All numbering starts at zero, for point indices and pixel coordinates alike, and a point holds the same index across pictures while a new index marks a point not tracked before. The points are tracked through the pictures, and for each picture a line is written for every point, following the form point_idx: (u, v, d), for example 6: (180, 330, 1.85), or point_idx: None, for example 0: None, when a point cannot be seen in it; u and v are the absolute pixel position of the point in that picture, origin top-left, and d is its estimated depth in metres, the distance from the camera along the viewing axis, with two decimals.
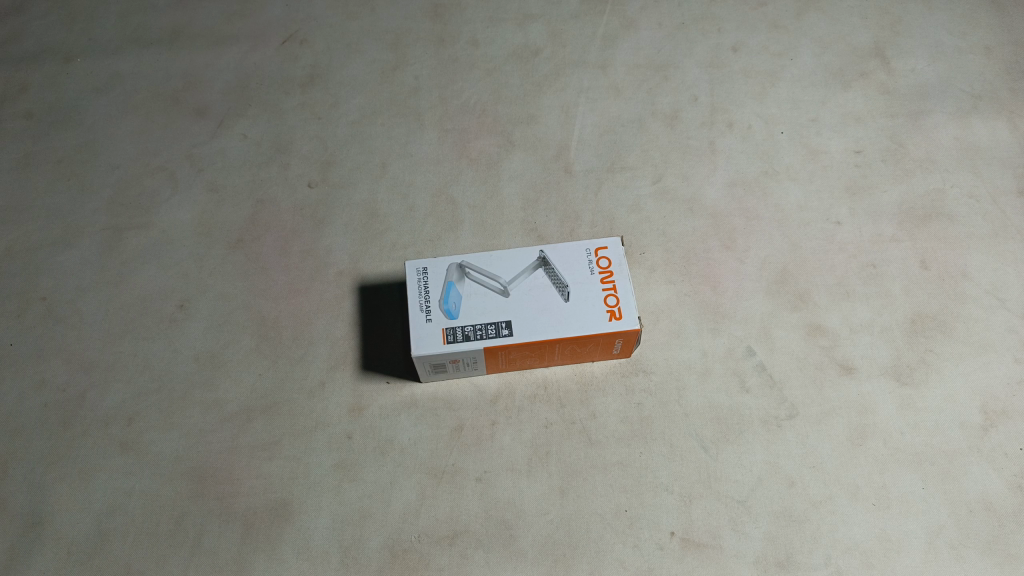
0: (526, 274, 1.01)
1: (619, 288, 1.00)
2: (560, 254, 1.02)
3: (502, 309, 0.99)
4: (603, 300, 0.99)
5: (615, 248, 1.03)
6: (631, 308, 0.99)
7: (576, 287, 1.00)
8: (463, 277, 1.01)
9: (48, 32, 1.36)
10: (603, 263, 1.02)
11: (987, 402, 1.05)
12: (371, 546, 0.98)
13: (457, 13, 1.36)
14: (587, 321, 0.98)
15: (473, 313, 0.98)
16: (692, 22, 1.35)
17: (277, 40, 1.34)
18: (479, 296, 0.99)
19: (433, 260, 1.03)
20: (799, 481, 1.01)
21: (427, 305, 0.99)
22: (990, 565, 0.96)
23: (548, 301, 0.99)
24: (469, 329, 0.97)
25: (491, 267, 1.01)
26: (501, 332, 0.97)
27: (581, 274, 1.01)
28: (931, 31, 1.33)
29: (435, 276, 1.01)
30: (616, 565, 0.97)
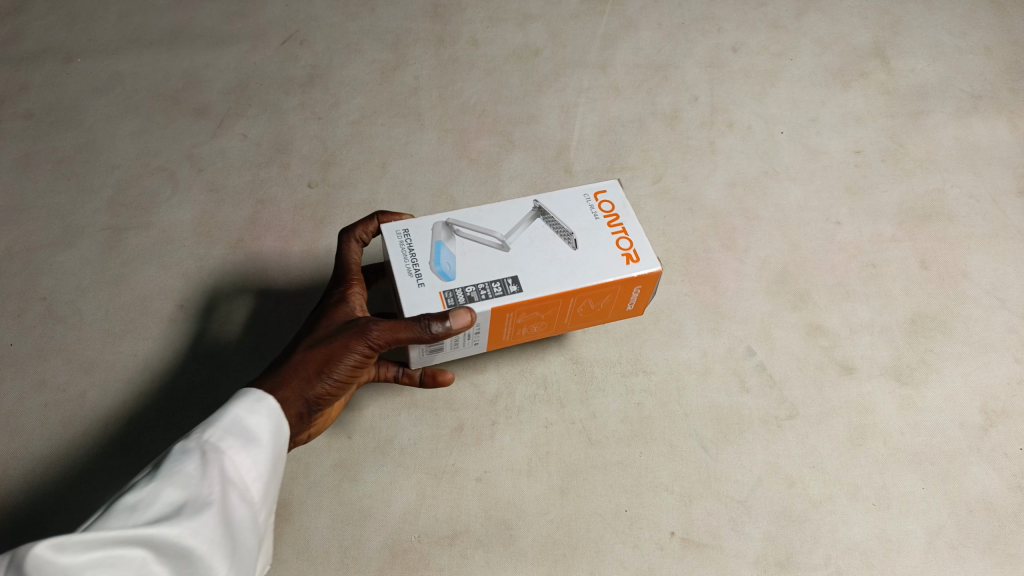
0: (523, 224, 0.89)
1: (629, 232, 0.89)
2: (557, 202, 0.91)
3: (505, 264, 0.85)
4: (613, 245, 0.88)
5: (615, 194, 0.94)
6: (645, 250, 0.88)
7: (582, 235, 0.89)
8: (452, 236, 0.87)
9: (48, 32, 1.36)
10: (604, 206, 0.91)
11: (987, 403, 1.06)
12: (371, 546, 0.98)
13: (457, 13, 1.36)
14: (602, 268, 0.86)
15: (472, 271, 0.84)
16: (692, 22, 1.35)
17: (276, 39, 1.34)
18: (474, 255, 0.86)
19: (413, 222, 0.90)
20: (800, 482, 1.01)
21: (415, 271, 0.85)
22: (990, 565, 0.96)
23: (555, 251, 0.87)
24: (471, 289, 0.83)
25: (482, 223, 0.89)
26: (509, 288, 0.84)
27: (583, 219, 0.90)
28: (931, 31, 1.33)
29: (421, 238, 0.87)
30: (615, 564, 0.97)
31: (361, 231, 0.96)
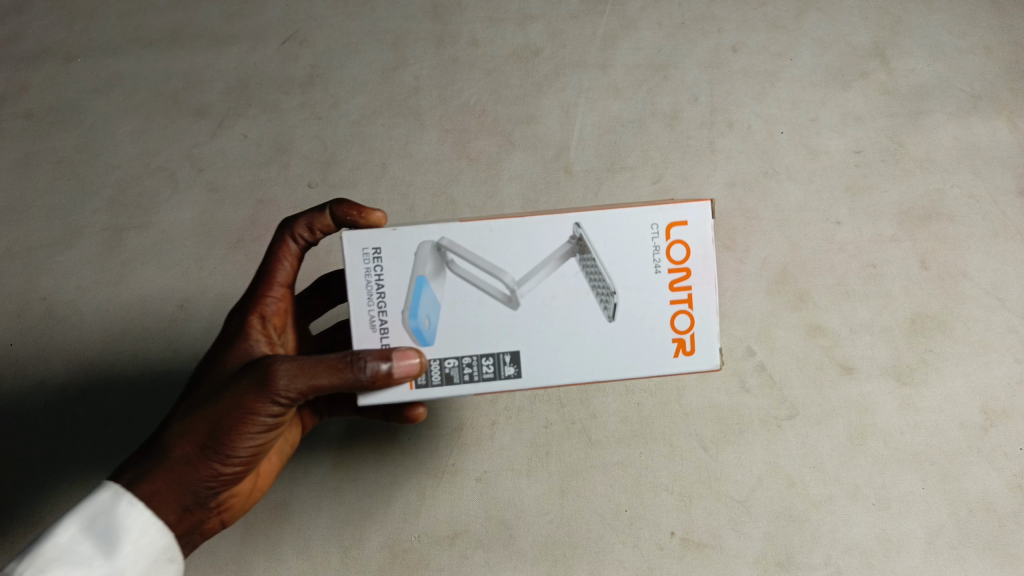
0: (549, 272, 0.72)
1: (694, 305, 0.74)
2: (609, 237, 0.72)
3: (510, 333, 0.73)
4: (665, 318, 0.74)
5: (696, 229, 0.73)
6: (702, 339, 0.75)
7: (626, 296, 0.73)
8: (444, 268, 0.72)
9: (29, 22, 1.28)
10: (677, 255, 0.73)
11: (987, 402, 1.11)
12: (372, 546, 1.05)
13: (457, 12, 1.27)
14: (638, 354, 0.74)
15: (455, 338, 0.73)
16: (692, 21, 1.25)
17: (276, 38, 1.26)
18: (468, 311, 0.73)
19: (394, 234, 0.72)
20: (799, 481, 1.08)
21: (380, 323, 0.73)
22: (989, 565, 1.07)
23: (583, 319, 0.73)
24: (452, 363, 0.73)
25: (493, 257, 0.73)
26: (504, 372, 0.74)
27: (641, 271, 0.73)
28: (930, 31, 1.24)
29: (399, 270, 0.72)
30: (616, 564, 1.04)
31: (299, 230, 0.86)
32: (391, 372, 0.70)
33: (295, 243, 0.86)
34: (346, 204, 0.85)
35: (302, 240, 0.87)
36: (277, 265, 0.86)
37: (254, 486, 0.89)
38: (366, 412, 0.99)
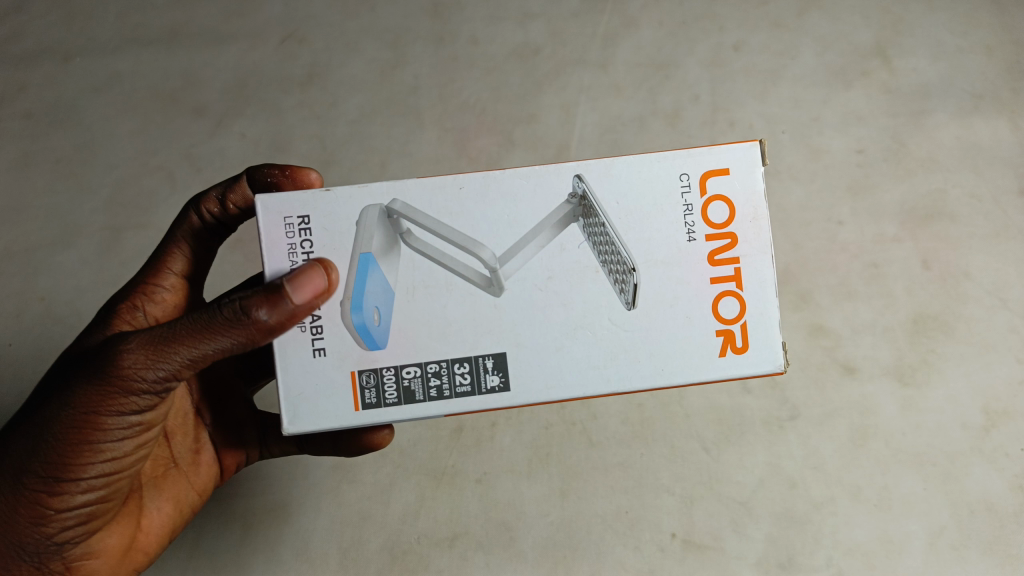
0: (539, 247, 0.65)
1: (743, 285, 0.66)
2: (631, 196, 0.66)
3: (497, 328, 0.65)
4: (708, 302, 0.66)
5: (737, 179, 0.66)
6: (754, 329, 0.66)
7: (651, 273, 0.65)
8: (398, 242, 0.65)
9: (27, 20, 1.27)
10: (716, 215, 0.66)
11: (988, 403, 1.11)
12: (372, 547, 1.04)
13: (457, 10, 1.26)
14: (673, 351, 0.66)
15: (411, 336, 0.65)
16: (693, 21, 1.24)
17: (275, 37, 1.26)
18: (431, 297, 0.65)
19: (327, 200, 0.65)
20: (800, 482, 1.08)
21: (311, 318, 0.65)
22: (990, 565, 1.06)
23: (590, 306, 0.65)
24: (414, 374, 0.65)
25: (464, 226, 0.65)
26: (486, 384, 0.66)
27: (671, 238, 0.65)
28: (932, 30, 1.23)
29: (335, 248, 0.64)
30: (616, 565, 1.04)
31: (208, 204, 0.82)
32: (278, 310, 0.61)
33: (199, 218, 0.82)
34: (265, 166, 0.81)
35: (209, 216, 0.83)
36: (172, 250, 0.81)
37: (131, 542, 0.76)
38: (312, 444, 0.87)
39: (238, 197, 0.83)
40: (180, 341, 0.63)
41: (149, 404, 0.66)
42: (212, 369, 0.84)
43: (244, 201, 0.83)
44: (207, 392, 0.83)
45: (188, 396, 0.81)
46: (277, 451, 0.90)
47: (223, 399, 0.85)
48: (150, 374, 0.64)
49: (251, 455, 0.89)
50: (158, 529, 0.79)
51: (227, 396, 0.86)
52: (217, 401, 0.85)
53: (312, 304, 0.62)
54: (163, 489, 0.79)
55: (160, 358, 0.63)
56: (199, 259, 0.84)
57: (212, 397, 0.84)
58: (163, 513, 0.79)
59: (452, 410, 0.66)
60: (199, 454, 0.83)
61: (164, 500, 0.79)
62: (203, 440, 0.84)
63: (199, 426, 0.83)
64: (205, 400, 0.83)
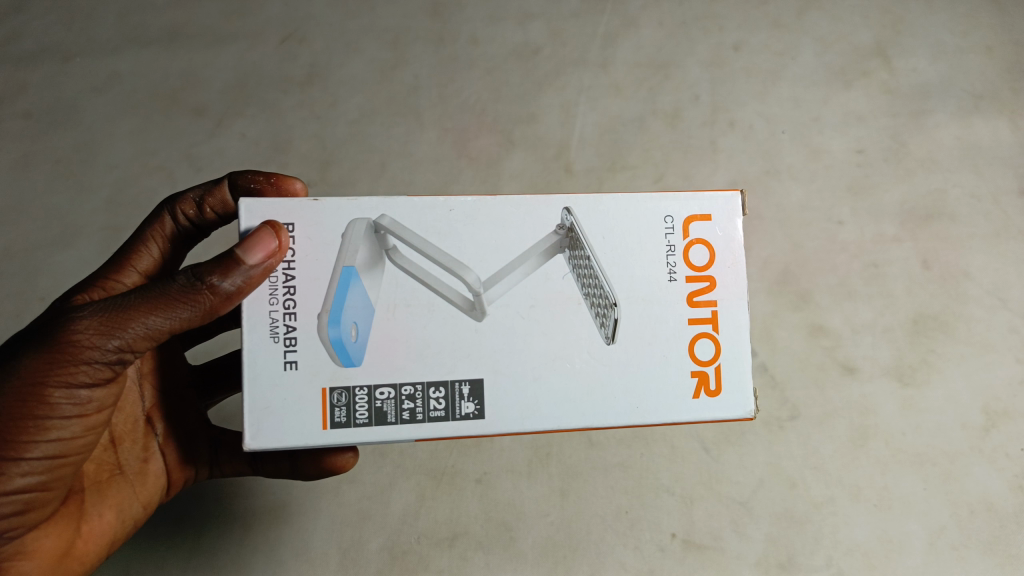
0: (524, 274, 0.65)
1: (719, 328, 0.67)
2: (617, 230, 0.67)
3: (477, 355, 0.65)
4: (686, 340, 0.67)
5: (719, 226, 0.68)
6: (727, 374, 0.68)
7: (632, 308, 0.66)
8: (383, 258, 0.65)
9: (26, 19, 1.27)
10: (698, 258, 0.67)
11: (988, 403, 1.11)
12: (371, 547, 1.04)
13: (457, 10, 1.26)
14: (649, 390, 0.66)
15: (389, 355, 0.64)
16: (693, 21, 1.24)
17: (275, 37, 1.26)
18: (410, 317, 0.64)
19: (315, 209, 0.65)
20: (800, 482, 1.08)
21: (286, 329, 0.63)
22: (990, 565, 1.07)
23: (570, 341, 0.65)
24: (387, 399, 0.64)
25: (450, 249, 0.66)
26: (461, 411, 0.65)
27: (654, 276, 0.67)
28: (932, 29, 1.23)
29: (318, 258, 0.64)
30: (616, 566, 1.04)
31: (184, 206, 0.84)
32: (230, 273, 0.61)
33: (174, 218, 0.84)
34: (248, 173, 0.84)
35: (184, 218, 0.84)
36: (143, 248, 0.82)
37: (68, 547, 0.73)
38: (268, 464, 0.86)
39: (215, 200, 0.85)
40: (130, 318, 0.63)
41: (96, 378, 0.65)
42: (166, 381, 0.83)
43: (222, 205, 0.85)
44: (160, 401, 0.82)
45: (140, 401, 0.80)
46: (228, 470, 0.88)
47: (177, 412, 0.84)
48: (99, 341, 0.63)
49: (201, 474, 0.86)
50: (99, 538, 0.76)
51: (181, 408, 0.84)
52: (169, 412, 0.83)
53: (264, 263, 0.61)
54: (107, 496, 0.77)
55: (107, 337, 0.63)
56: (166, 261, 0.84)
57: (165, 408, 0.82)
58: (104, 521, 0.76)
59: (423, 436, 0.65)
60: (148, 463, 0.81)
61: (106, 507, 0.77)
62: (153, 449, 0.82)
63: (150, 433, 0.81)
64: (157, 409, 0.82)
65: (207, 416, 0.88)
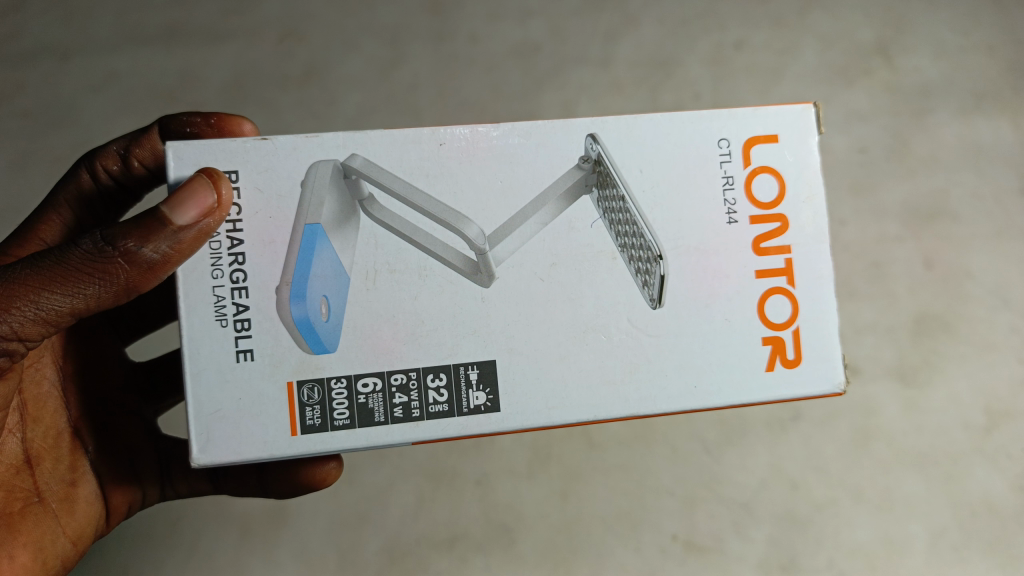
0: (541, 225, 0.64)
1: (795, 281, 0.66)
2: (662, 170, 0.66)
3: (484, 331, 0.64)
4: (755, 299, 0.65)
5: (787, 148, 0.66)
6: (807, 339, 0.66)
7: (681, 261, 0.65)
8: (357, 209, 0.64)
9: (17, 16, 1.24)
10: (762, 192, 0.66)
11: (990, 403, 1.10)
12: (370, 549, 1.04)
13: (455, 6, 1.24)
14: (713, 365, 0.65)
15: (362, 323, 0.63)
16: (693, 19, 1.22)
17: (274, 35, 1.24)
18: (393, 283, 0.64)
19: (263, 150, 0.63)
20: (803, 484, 1.07)
21: (236, 311, 0.63)
22: (991, 566, 1.06)
23: (608, 303, 0.65)
24: (374, 391, 0.64)
25: (442, 196, 0.65)
26: (470, 402, 0.64)
27: (714, 223, 0.65)
28: (935, 27, 1.20)
29: (269, 215, 0.63)
30: (617, 567, 1.03)
31: (108, 160, 0.85)
32: (151, 239, 0.60)
33: (92, 176, 0.86)
34: (183, 116, 0.84)
35: (107, 174, 0.86)
36: (53, 214, 0.84)
37: None
38: (233, 480, 0.88)
39: (144, 151, 0.86)
40: (28, 284, 0.61)
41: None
42: (97, 394, 0.83)
43: (151, 155, 0.86)
44: (88, 413, 0.81)
45: (62, 413, 0.79)
46: (183, 488, 0.89)
47: (110, 426, 0.83)
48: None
49: (150, 494, 0.88)
50: None
51: (116, 420, 0.84)
52: (102, 427, 0.82)
53: (199, 224, 0.60)
54: (20, 533, 0.74)
55: (9, 306, 0.61)
56: (82, 223, 0.86)
57: (93, 422, 0.81)
58: (18, 562, 0.74)
59: (420, 435, 0.64)
60: (75, 488, 0.79)
61: (19, 546, 0.74)
62: (81, 472, 0.80)
63: (77, 453, 0.80)
64: (84, 422, 0.81)
65: (154, 428, 0.88)
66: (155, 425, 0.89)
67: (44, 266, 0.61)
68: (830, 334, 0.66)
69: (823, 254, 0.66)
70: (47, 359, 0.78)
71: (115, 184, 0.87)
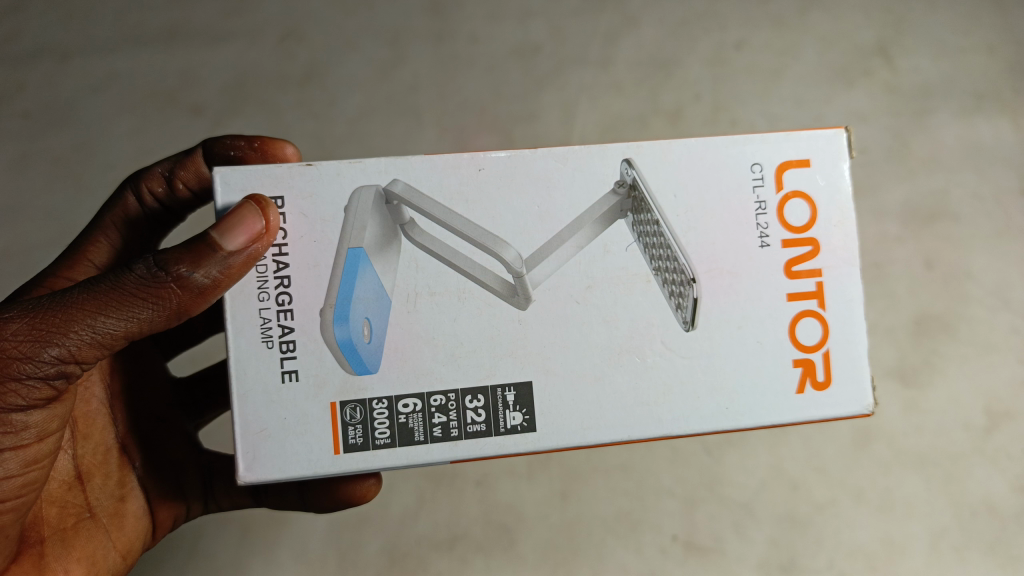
0: (577, 248, 0.64)
1: (826, 304, 0.66)
2: (697, 194, 0.66)
3: (521, 353, 0.64)
4: (785, 323, 0.65)
5: (819, 173, 0.66)
6: (836, 360, 0.66)
7: (713, 284, 0.65)
8: (399, 234, 0.65)
9: (16, 16, 1.24)
10: (794, 216, 0.66)
11: (991, 404, 1.10)
12: (371, 550, 1.04)
13: (455, 7, 1.24)
14: (743, 386, 0.65)
15: (403, 346, 0.63)
16: (694, 20, 1.22)
17: (273, 35, 1.24)
18: (434, 305, 0.64)
19: (307, 175, 0.64)
20: (803, 484, 1.07)
21: (281, 333, 0.63)
22: (991, 566, 1.06)
23: (641, 323, 0.65)
24: (414, 411, 0.64)
25: (481, 219, 0.65)
26: (507, 422, 0.64)
27: (747, 247, 0.65)
28: (935, 27, 1.20)
29: (314, 238, 0.63)
30: (617, 568, 1.03)
31: (153, 183, 0.86)
32: (203, 264, 0.60)
33: (139, 199, 0.86)
34: (228, 139, 0.84)
35: (153, 198, 0.87)
36: (99, 236, 0.85)
37: None
38: (273, 496, 0.87)
39: (188, 173, 0.86)
40: (84, 309, 0.61)
41: (32, 398, 0.63)
42: (142, 410, 0.83)
43: (196, 178, 0.86)
44: (135, 429, 0.82)
45: (110, 429, 0.80)
46: (225, 503, 0.88)
47: (155, 441, 0.84)
48: (34, 353, 0.61)
49: (195, 509, 0.87)
50: None
51: (162, 435, 0.85)
52: (146, 442, 0.83)
53: (248, 249, 0.61)
54: (73, 547, 0.75)
55: (65, 330, 0.61)
56: (130, 245, 0.87)
57: (139, 437, 0.82)
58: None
59: (458, 454, 0.64)
60: (124, 503, 0.80)
61: (72, 560, 0.74)
62: (129, 487, 0.81)
63: (124, 468, 0.81)
64: (132, 438, 0.81)
65: (196, 442, 0.89)
66: (196, 438, 0.89)
67: (98, 290, 0.61)
68: (860, 356, 0.66)
69: (854, 277, 0.66)
70: (96, 377, 0.79)
71: (160, 207, 0.88)
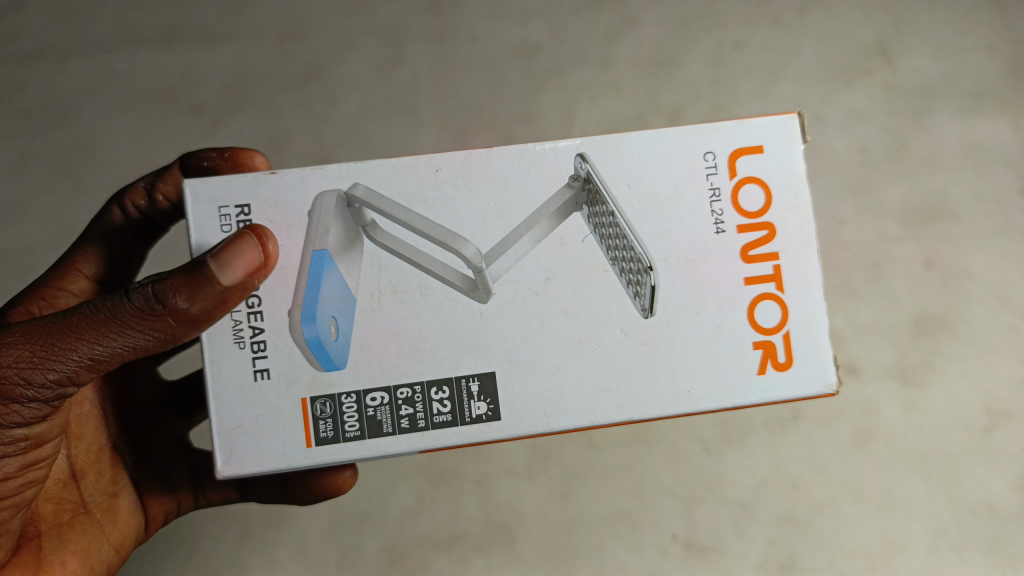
0: (535, 242, 0.64)
1: (784, 287, 0.66)
2: (653, 183, 0.66)
3: (484, 345, 0.64)
4: (744, 306, 0.65)
5: (772, 158, 0.66)
6: (797, 342, 0.66)
7: (671, 270, 0.65)
8: (360, 237, 0.64)
9: (16, 16, 1.24)
10: (749, 202, 0.66)
11: (990, 403, 1.10)
12: (370, 550, 1.04)
13: (455, 6, 1.24)
14: (706, 370, 0.65)
15: (367, 344, 0.64)
16: (693, 19, 1.22)
17: (273, 35, 1.24)
18: (397, 302, 0.64)
19: (269, 182, 0.64)
20: (802, 483, 1.07)
21: (251, 334, 0.63)
22: (991, 566, 1.06)
23: (601, 312, 0.65)
24: (379, 402, 0.64)
25: (440, 218, 0.65)
26: (471, 412, 0.64)
27: (701, 234, 0.65)
28: (935, 27, 1.20)
29: (280, 244, 0.64)
30: (616, 567, 1.03)
31: (135, 196, 0.86)
32: (200, 296, 0.59)
33: (124, 210, 0.86)
34: (201, 151, 0.83)
35: (136, 208, 0.86)
36: (86, 248, 0.85)
37: None
38: (258, 488, 0.87)
39: (167, 185, 0.86)
40: (82, 333, 0.61)
41: (37, 413, 0.63)
42: (131, 410, 0.84)
43: (174, 190, 0.86)
44: (126, 429, 0.82)
45: (103, 429, 0.80)
46: (214, 497, 0.88)
47: (146, 441, 0.84)
48: (36, 375, 0.61)
49: (185, 503, 0.87)
50: None
51: (152, 434, 0.85)
52: (135, 441, 0.83)
53: (245, 283, 0.60)
54: (69, 541, 0.74)
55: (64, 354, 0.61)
56: (116, 254, 0.86)
57: (129, 438, 0.82)
58: (67, 569, 0.74)
59: (426, 445, 0.64)
60: (116, 499, 0.80)
61: (68, 554, 0.74)
62: (122, 483, 0.81)
63: (117, 466, 0.81)
64: (123, 438, 0.82)
65: (187, 442, 0.89)
66: (187, 439, 0.89)
67: (96, 316, 0.61)
68: (820, 338, 0.66)
69: (812, 259, 0.66)
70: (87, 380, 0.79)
71: (143, 217, 0.87)
